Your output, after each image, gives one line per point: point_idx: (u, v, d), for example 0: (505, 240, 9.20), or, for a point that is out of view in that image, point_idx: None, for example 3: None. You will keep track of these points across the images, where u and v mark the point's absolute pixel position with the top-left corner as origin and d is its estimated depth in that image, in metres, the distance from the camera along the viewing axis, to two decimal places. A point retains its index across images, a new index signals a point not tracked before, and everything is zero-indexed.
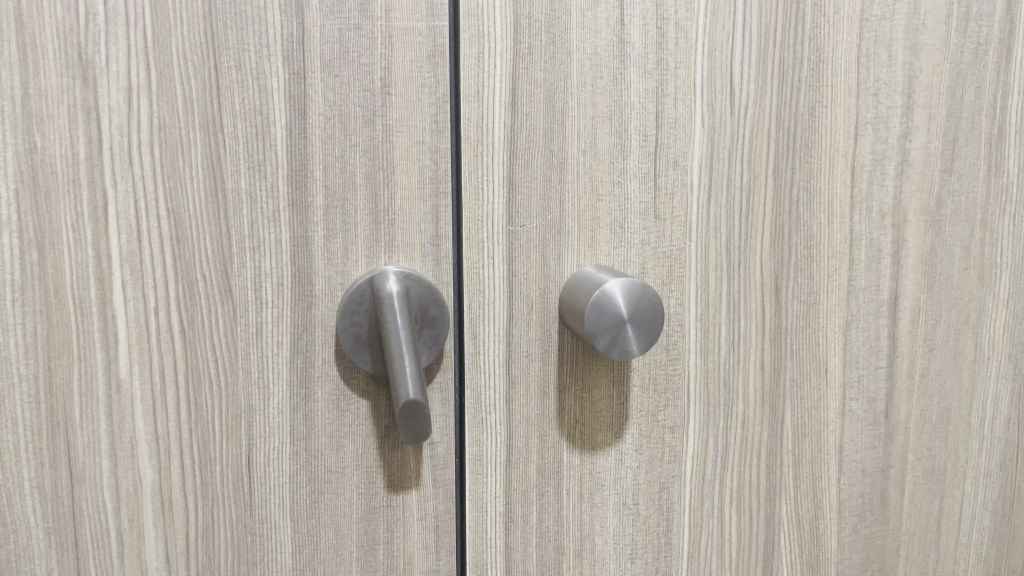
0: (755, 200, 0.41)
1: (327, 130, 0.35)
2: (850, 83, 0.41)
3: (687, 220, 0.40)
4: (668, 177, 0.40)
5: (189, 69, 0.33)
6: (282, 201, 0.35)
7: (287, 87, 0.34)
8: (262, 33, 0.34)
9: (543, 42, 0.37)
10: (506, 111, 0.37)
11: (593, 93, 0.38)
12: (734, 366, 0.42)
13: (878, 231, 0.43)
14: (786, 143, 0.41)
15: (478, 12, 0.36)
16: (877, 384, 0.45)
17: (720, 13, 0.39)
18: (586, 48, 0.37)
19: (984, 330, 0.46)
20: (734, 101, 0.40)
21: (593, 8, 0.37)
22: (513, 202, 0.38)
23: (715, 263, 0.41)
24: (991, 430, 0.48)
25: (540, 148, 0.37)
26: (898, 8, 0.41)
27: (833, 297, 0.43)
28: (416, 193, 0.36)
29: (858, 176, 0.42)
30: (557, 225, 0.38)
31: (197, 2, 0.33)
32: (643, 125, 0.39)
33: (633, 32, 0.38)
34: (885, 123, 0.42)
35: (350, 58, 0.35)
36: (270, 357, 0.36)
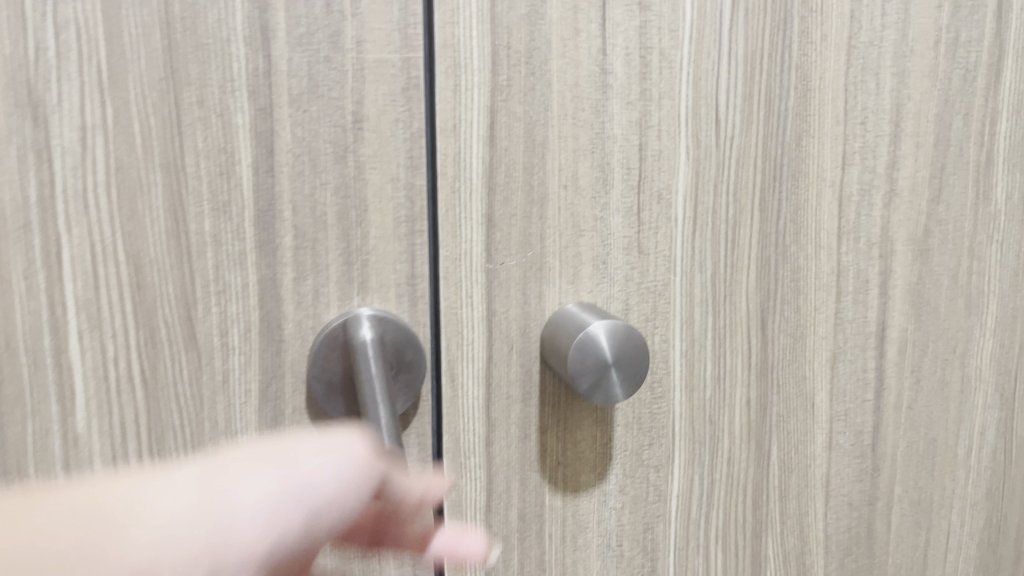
0: (741, 232, 0.40)
1: (296, 168, 0.33)
2: (838, 112, 0.40)
3: (672, 255, 0.39)
4: (652, 211, 0.38)
5: (147, 106, 0.31)
6: (248, 243, 0.33)
7: (253, 123, 0.32)
8: (225, 67, 0.32)
9: (522, 74, 0.35)
10: (484, 146, 0.35)
11: (574, 125, 0.36)
12: (720, 402, 0.41)
13: (865, 262, 0.42)
14: (773, 174, 0.40)
15: (454, 43, 0.34)
16: (864, 417, 0.44)
17: (706, 41, 0.37)
18: (566, 79, 0.36)
19: (970, 360, 0.46)
20: (720, 132, 0.38)
21: (574, 37, 0.35)
22: (492, 239, 0.36)
23: (700, 298, 0.40)
24: (977, 460, 0.47)
25: (520, 183, 0.36)
26: (887, 34, 0.40)
27: (820, 330, 0.42)
28: (391, 232, 0.35)
29: (845, 207, 0.41)
30: (538, 262, 0.37)
31: (156, 34, 0.31)
32: (626, 158, 0.37)
33: (615, 61, 0.36)
34: (872, 152, 0.41)
35: (320, 92, 0.33)
36: (238, 405, 0.34)
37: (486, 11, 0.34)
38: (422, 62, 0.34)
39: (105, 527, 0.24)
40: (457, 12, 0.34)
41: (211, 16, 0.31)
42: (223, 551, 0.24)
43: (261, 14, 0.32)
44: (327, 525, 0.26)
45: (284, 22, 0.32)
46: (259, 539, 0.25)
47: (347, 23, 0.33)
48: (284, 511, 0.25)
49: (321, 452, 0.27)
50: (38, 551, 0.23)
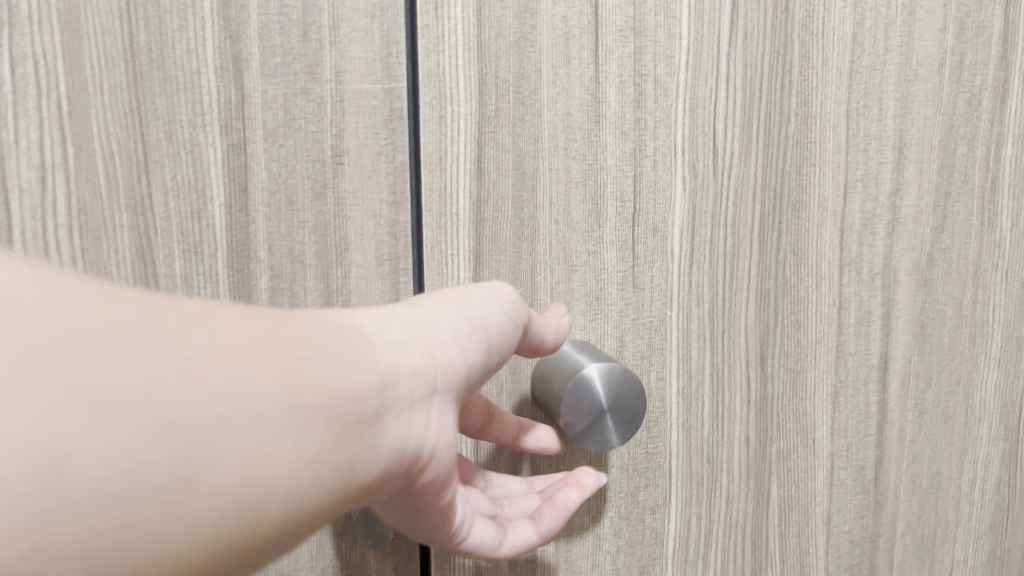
0: (739, 265, 0.38)
1: (272, 206, 0.31)
2: (840, 139, 0.39)
3: (668, 289, 0.37)
4: (647, 244, 0.37)
5: (112, 143, 0.29)
6: (222, 284, 0.31)
7: (226, 160, 0.30)
8: (196, 101, 0.30)
9: (511, 103, 0.33)
10: (471, 180, 0.33)
11: (566, 156, 0.35)
12: (718, 440, 0.39)
13: (868, 293, 0.41)
14: (773, 204, 0.38)
15: (439, 72, 0.32)
16: (867, 452, 0.42)
17: (703, 67, 0.36)
18: (558, 109, 0.34)
19: (975, 391, 0.44)
20: (717, 161, 0.37)
21: (565, 66, 0.34)
22: (480, 276, 0.34)
23: (697, 333, 0.38)
24: (981, 493, 0.46)
25: (510, 218, 0.34)
26: (890, 58, 0.39)
27: (822, 363, 0.41)
28: (373, 271, 0.33)
29: (847, 236, 0.40)
30: (529, 299, 0.35)
31: (121, 67, 0.29)
32: (620, 190, 0.36)
33: (609, 90, 0.35)
34: (875, 180, 0.40)
35: (297, 125, 0.31)
36: None
37: (473, 39, 0.32)
38: (405, 93, 0.32)
39: (316, 322, 0.22)
40: (442, 39, 0.32)
41: (179, 46, 0.29)
42: (445, 368, 0.25)
43: (233, 44, 0.30)
44: (496, 364, 0.28)
45: (258, 52, 0.30)
46: (460, 359, 0.25)
47: (325, 52, 0.31)
48: (453, 359, 0.25)
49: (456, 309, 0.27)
50: (336, 362, 0.21)
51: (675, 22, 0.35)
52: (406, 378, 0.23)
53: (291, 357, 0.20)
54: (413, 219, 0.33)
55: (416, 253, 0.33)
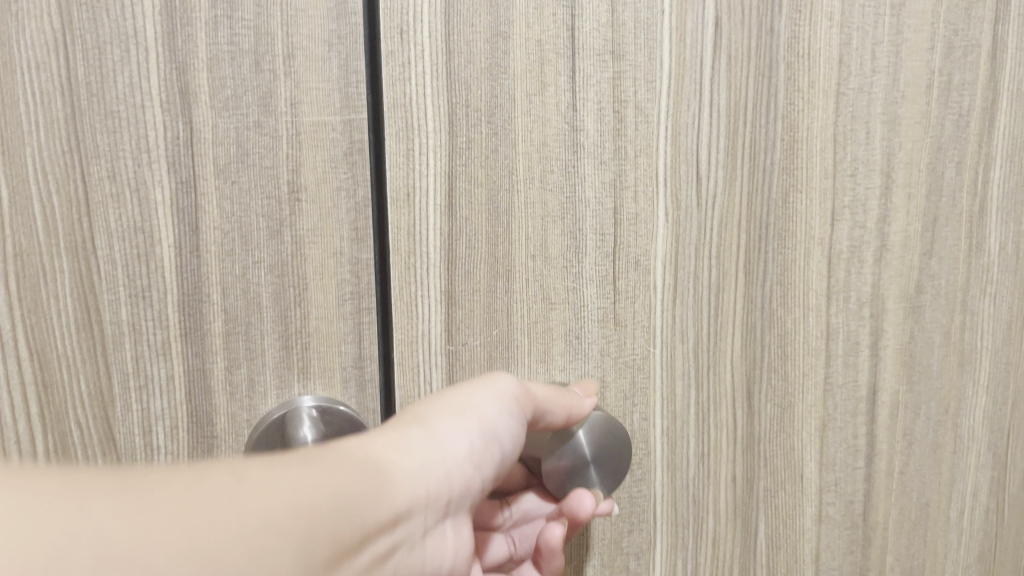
0: (724, 298, 0.36)
1: (225, 246, 0.29)
2: (827, 164, 0.37)
3: (651, 325, 0.36)
4: (629, 279, 0.35)
5: (49, 184, 0.27)
6: (172, 330, 0.29)
7: (174, 199, 0.28)
8: (141, 137, 0.28)
9: (482, 133, 0.32)
10: (441, 216, 0.32)
11: (542, 189, 0.33)
12: (705, 479, 0.38)
13: (856, 323, 0.39)
14: (759, 234, 0.36)
15: (406, 102, 0.30)
16: (855, 486, 0.41)
17: (685, 92, 0.34)
18: (532, 138, 0.32)
19: (964, 420, 0.43)
20: (700, 192, 0.35)
21: (541, 93, 0.32)
22: (452, 319, 0.33)
23: (682, 370, 0.37)
24: (969, 522, 0.44)
25: (483, 255, 0.33)
26: (877, 79, 0.37)
27: (808, 396, 0.39)
28: (335, 313, 0.31)
29: (835, 265, 0.38)
30: (504, 342, 0.34)
31: (57, 103, 0.27)
32: (600, 223, 0.34)
33: (586, 117, 0.33)
34: (863, 206, 0.38)
35: (251, 160, 0.29)
36: None
37: (442, 65, 0.31)
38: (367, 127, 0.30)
39: (341, 458, 0.23)
40: (408, 67, 0.30)
41: (122, 79, 0.27)
42: (456, 484, 0.27)
43: (181, 75, 0.28)
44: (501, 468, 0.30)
45: (207, 84, 0.28)
46: (471, 478, 0.28)
47: (280, 82, 0.29)
48: (462, 474, 0.27)
49: (463, 417, 0.28)
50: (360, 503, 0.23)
51: (655, 46, 0.33)
52: (421, 508, 0.25)
53: (316, 504, 0.21)
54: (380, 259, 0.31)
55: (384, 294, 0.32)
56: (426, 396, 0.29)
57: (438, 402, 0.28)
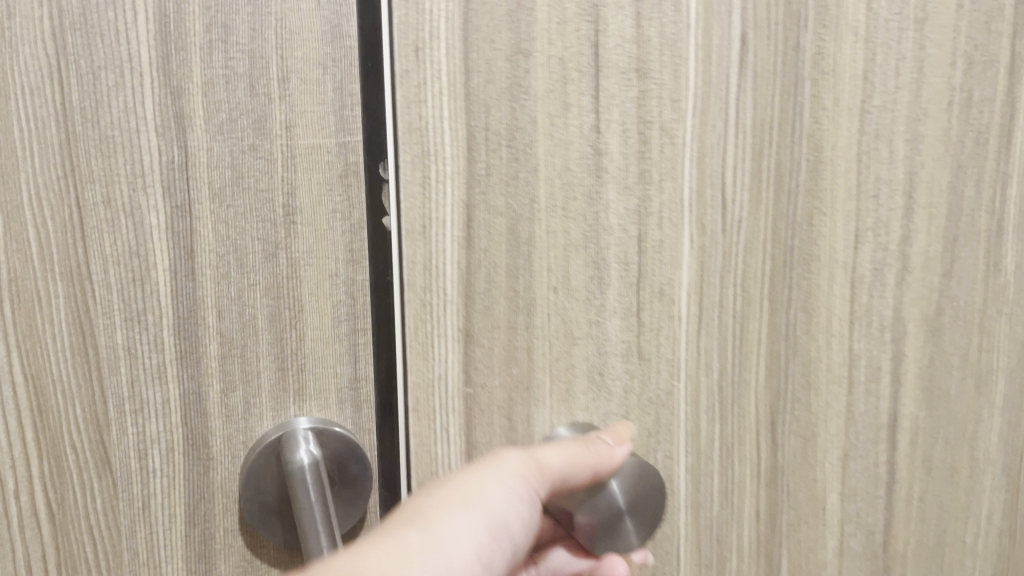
0: (749, 328, 0.34)
1: (221, 269, 0.29)
2: (851, 181, 0.34)
3: (676, 359, 0.34)
4: (653, 309, 0.34)
5: (44, 210, 0.27)
6: (167, 354, 0.29)
7: (169, 223, 0.29)
8: (136, 161, 0.28)
9: (503, 158, 0.31)
10: (461, 249, 0.31)
11: (565, 217, 0.32)
12: (727, 518, 0.37)
13: (877, 347, 0.36)
14: (783, 260, 0.34)
15: (422, 125, 0.30)
16: (876, 517, 0.38)
17: (712, 111, 0.32)
18: (554, 162, 0.31)
19: (982, 446, 0.40)
20: (727, 216, 0.33)
21: (563, 114, 0.31)
22: (471, 358, 0.32)
23: (708, 408, 0.35)
24: (987, 555, 0.42)
25: (504, 290, 0.32)
26: (901, 95, 0.34)
27: (833, 426, 0.37)
28: (331, 333, 0.31)
29: (857, 289, 0.35)
30: (525, 380, 0.33)
31: (52, 130, 0.27)
32: (624, 252, 0.33)
33: (610, 139, 0.31)
34: (885, 226, 0.35)
35: (246, 183, 0.29)
36: (161, 533, 0.30)
37: (460, 85, 0.30)
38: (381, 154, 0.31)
39: None
40: (424, 87, 0.30)
41: (117, 105, 0.28)
42: None
43: (176, 100, 0.28)
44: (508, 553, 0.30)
45: (202, 108, 0.28)
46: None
47: (274, 106, 0.29)
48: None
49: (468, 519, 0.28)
50: None
51: (681, 62, 0.31)
52: None
53: None
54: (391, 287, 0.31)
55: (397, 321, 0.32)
56: (436, 483, 0.29)
57: (445, 497, 0.28)
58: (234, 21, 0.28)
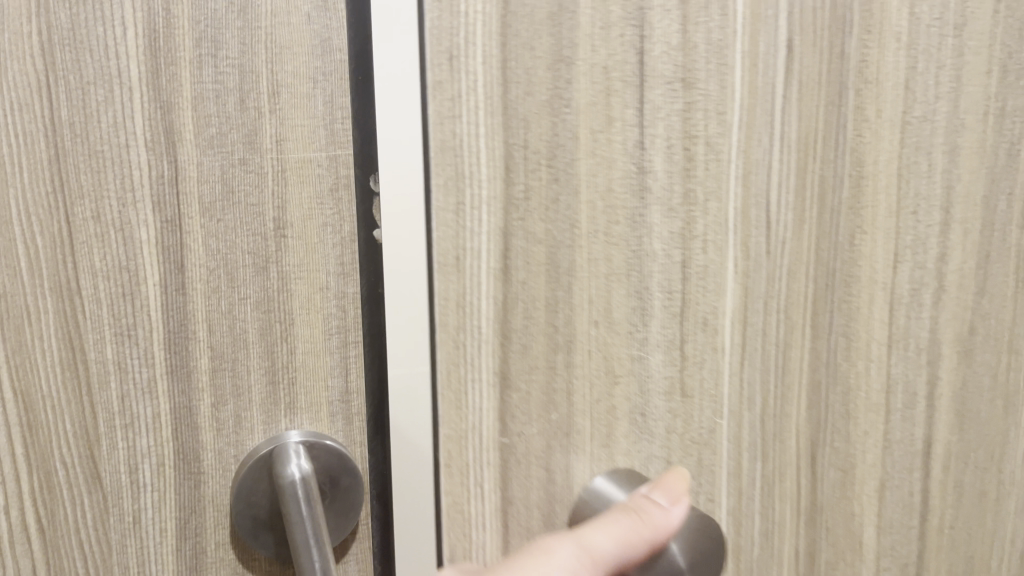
0: (790, 356, 0.36)
1: (211, 283, 0.29)
2: (891, 200, 0.36)
3: (716, 393, 0.36)
4: (696, 339, 0.35)
5: (33, 224, 0.27)
6: (158, 368, 0.29)
7: (159, 237, 0.28)
8: (125, 175, 0.28)
9: (544, 178, 0.32)
10: (497, 282, 0.32)
11: (608, 244, 0.33)
12: (766, 553, 0.37)
13: (913, 372, 0.38)
14: (823, 286, 0.36)
15: (455, 143, 0.30)
16: (910, 546, 0.40)
17: (756, 124, 0.34)
18: (597, 184, 0.32)
19: (1008, 462, 0.41)
20: (769, 236, 0.35)
21: (606, 128, 0.32)
22: (507, 403, 0.33)
23: (749, 440, 0.36)
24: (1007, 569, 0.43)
25: (542, 319, 0.33)
26: (939, 107, 0.36)
27: (869, 454, 0.38)
28: (322, 346, 0.31)
29: (895, 311, 0.37)
30: (565, 427, 0.34)
31: (41, 143, 0.27)
32: (667, 281, 0.34)
33: (656, 157, 0.33)
34: (922, 245, 0.37)
35: (236, 198, 0.29)
36: (152, 547, 0.30)
37: (497, 96, 0.31)
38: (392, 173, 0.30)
39: None
40: (457, 102, 0.30)
41: (105, 119, 0.27)
42: None
43: (165, 114, 0.28)
44: None
45: (192, 122, 0.28)
46: None
47: (265, 120, 0.29)
48: None
49: None
50: None
51: (727, 71, 0.33)
52: None
53: None
54: (413, 309, 0.31)
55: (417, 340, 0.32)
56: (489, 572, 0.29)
57: None
58: (224, 36, 0.28)
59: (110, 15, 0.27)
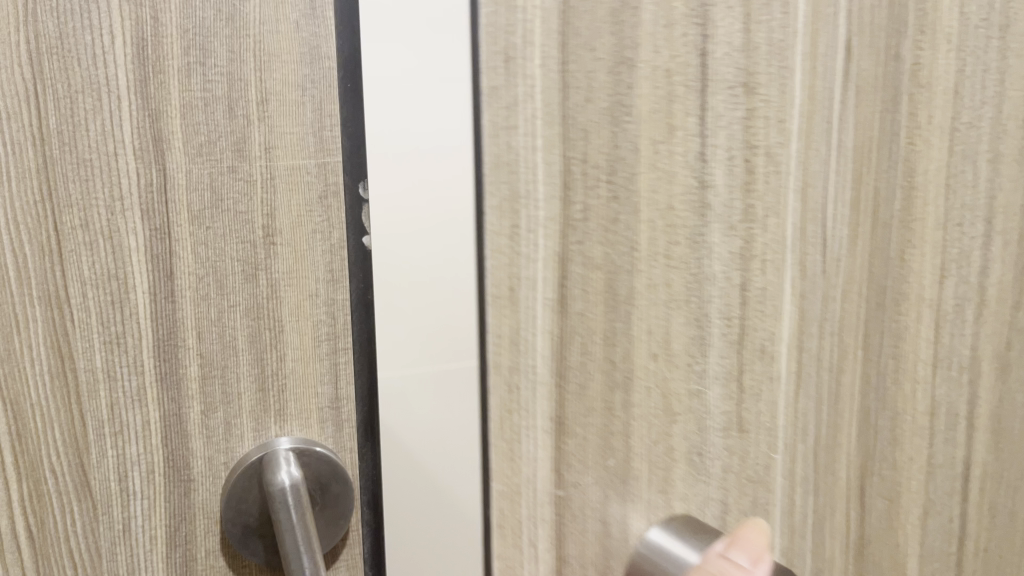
0: (843, 387, 0.28)
1: (200, 290, 0.29)
2: (945, 211, 0.29)
3: (773, 429, 0.28)
4: (755, 369, 0.28)
5: (22, 235, 0.27)
6: (147, 376, 0.29)
7: (149, 245, 0.28)
8: (114, 184, 0.28)
9: (602, 193, 0.28)
10: (552, 314, 0.30)
11: (668, 267, 0.28)
12: None
13: (956, 392, 0.30)
14: (877, 298, 0.28)
15: (510, 158, 0.31)
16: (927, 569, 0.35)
17: (817, 122, 0.27)
18: (658, 194, 0.27)
19: None
20: (828, 237, 0.28)
21: (667, 136, 0.27)
22: (562, 450, 0.30)
23: (801, 496, 0.29)
24: None
25: (597, 357, 0.29)
26: (983, 103, 0.29)
27: (913, 482, 0.30)
28: (310, 352, 0.32)
29: (941, 332, 0.29)
30: (622, 475, 0.29)
31: (29, 150, 0.27)
32: (727, 308, 0.28)
33: (718, 166, 0.27)
34: (967, 253, 0.30)
35: (225, 206, 0.29)
36: (143, 553, 0.30)
37: (556, 108, 0.29)
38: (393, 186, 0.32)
39: None
40: (513, 110, 0.31)
41: (93, 127, 0.27)
42: None
43: (154, 123, 0.28)
44: None
45: (181, 130, 0.28)
46: None
47: (254, 128, 0.29)
48: None
49: None
50: None
51: (790, 74, 0.26)
52: None
53: None
54: (456, 295, 0.33)
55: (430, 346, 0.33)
56: None
57: None
58: (212, 44, 0.28)
59: (98, 24, 0.27)
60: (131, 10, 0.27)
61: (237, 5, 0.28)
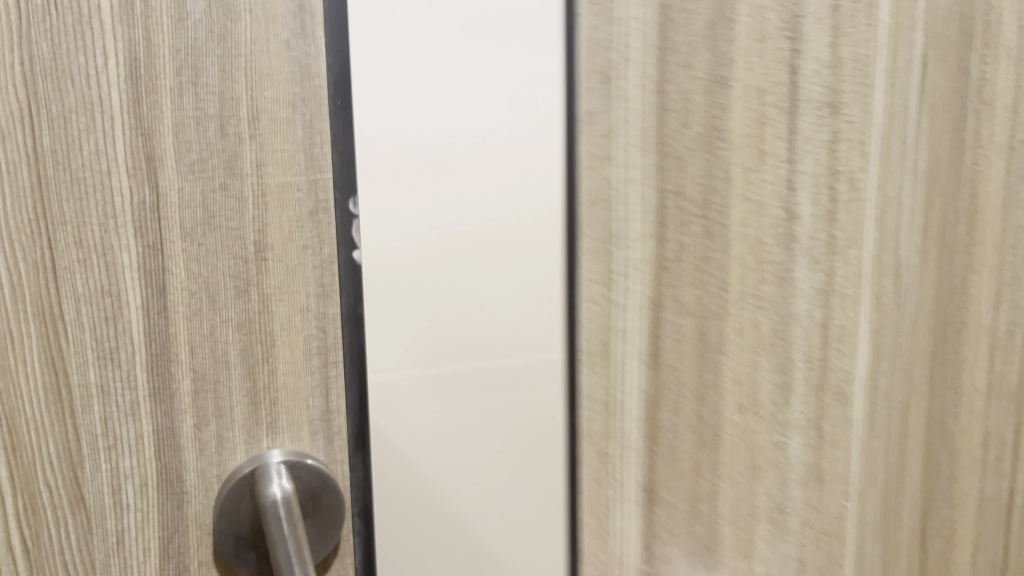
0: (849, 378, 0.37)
1: (193, 305, 0.30)
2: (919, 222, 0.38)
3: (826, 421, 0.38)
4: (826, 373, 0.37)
5: (17, 251, 0.27)
6: (140, 391, 0.30)
7: (142, 262, 0.29)
8: (107, 203, 0.28)
9: (697, 233, 0.36)
10: (647, 326, 0.37)
11: (757, 302, 0.37)
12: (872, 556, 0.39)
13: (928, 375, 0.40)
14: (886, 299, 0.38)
15: (608, 194, 0.36)
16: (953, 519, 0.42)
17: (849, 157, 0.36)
18: (746, 231, 0.36)
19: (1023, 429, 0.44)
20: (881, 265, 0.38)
21: (758, 167, 0.35)
22: (658, 435, 0.38)
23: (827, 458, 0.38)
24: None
25: (689, 360, 0.37)
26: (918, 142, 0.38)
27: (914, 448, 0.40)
28: (302, 366, 0.32)
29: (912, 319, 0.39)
30: (711, 465, 0.38)
31: (24, 170, 0.27)
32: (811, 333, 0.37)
33: (803, 197, 0.36)
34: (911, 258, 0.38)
35: (217, 223, 0.30)
36: (136, 565, 0.31)
37: (654, 140, 0.36)
38: (396, 205, 0.33)
39: None
40: (613, 138, 0.36)
41: (87, 147, 0.28)
42: None
43: (146, 141, 0.28)
44: None
45: (173, 149, 0.29)
46: None
47: (245, 146, 0.30)
48: None
49: None
50: None
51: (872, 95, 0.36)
52: None
53: None
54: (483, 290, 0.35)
55: (422, 355, 0.34)
56: None
57: None
58: (204, 64, 0.29)
59: (90, 46, 0.27)
60: (124, 31, 0.27)
61: (229, 26, 0.29)
